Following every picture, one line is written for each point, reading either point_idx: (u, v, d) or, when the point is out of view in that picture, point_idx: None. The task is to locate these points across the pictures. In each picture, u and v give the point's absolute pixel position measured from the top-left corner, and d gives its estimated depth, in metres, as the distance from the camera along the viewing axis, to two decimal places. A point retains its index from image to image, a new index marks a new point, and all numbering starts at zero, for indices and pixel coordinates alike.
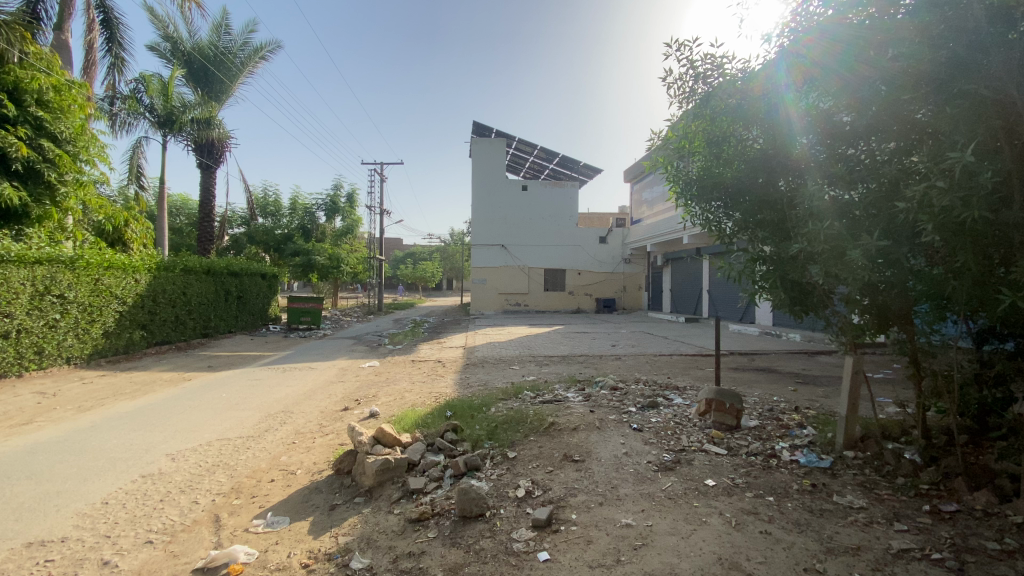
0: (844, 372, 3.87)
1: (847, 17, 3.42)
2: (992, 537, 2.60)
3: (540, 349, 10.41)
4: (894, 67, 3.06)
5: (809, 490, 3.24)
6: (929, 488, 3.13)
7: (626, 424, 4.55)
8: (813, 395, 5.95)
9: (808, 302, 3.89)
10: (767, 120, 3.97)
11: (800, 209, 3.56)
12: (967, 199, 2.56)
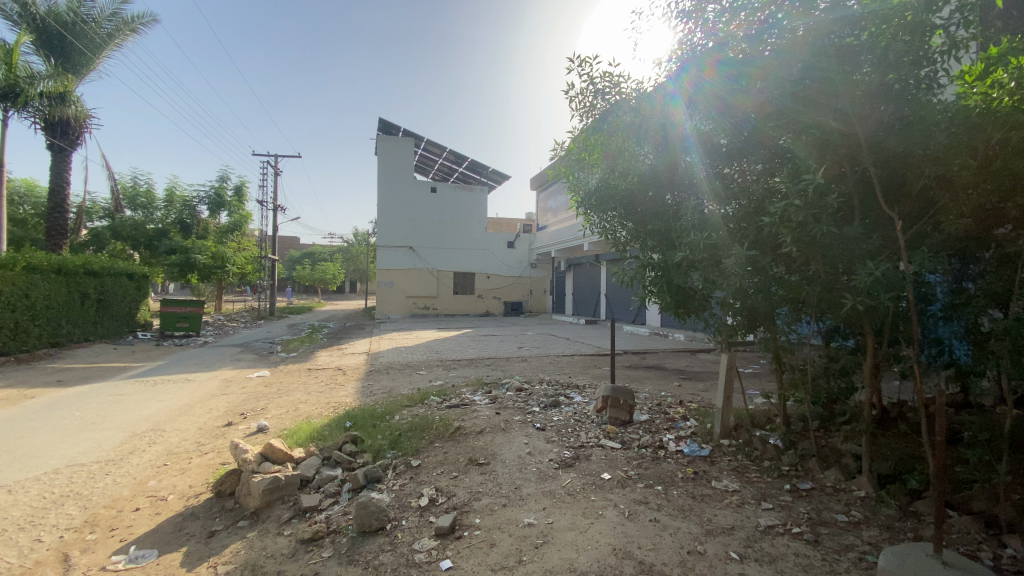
0: (721, 368, 4.28)
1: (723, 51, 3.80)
2: (841, 510, 2.97)
3: (446, 353, 10.31)
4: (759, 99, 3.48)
5: (692, 477, 3.54)
6: (789, 469, 3.55)
7: (530, 424, 4.65)
8: (696, 389, 6.53)
9: (690, 304, 4.19)
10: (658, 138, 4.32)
11: (686, 219, 3.91)
12: (817, 216, 2.95)
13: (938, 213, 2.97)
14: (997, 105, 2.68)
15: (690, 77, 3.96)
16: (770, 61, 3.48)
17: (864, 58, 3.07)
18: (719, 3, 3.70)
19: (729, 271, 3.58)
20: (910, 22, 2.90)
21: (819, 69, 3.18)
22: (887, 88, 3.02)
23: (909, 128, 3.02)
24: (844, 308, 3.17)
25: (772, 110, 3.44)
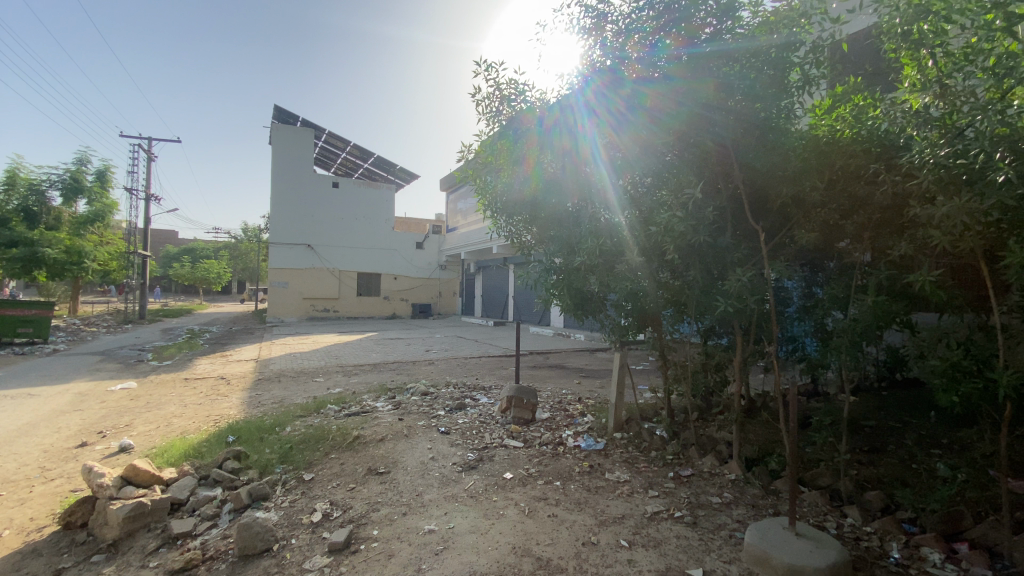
0: (615, 365, 4.57)
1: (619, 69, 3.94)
2: (715, 492, 3.29)
3: (348, 358, 9.85)
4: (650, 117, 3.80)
5: (588, 471, 3.72)
6: (673, 458, 3.87)
7: (433, 429, 4.60)
8: (595, 387, 6.88)
9: (587, 307, 4.47)
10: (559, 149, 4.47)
11: (584, 225, 4.20)
12: (695, 226, 3.30)
13: (793, 227, 3.40)
14: (838, 135, 3.21)
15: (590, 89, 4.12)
16: (662, 83, 3.73)
17: (736, 86, 3.45)
18: (618, 23, 3.89)
19: (622, 275, 3.92)
20: (771, 59, 3.43)
21: (700, 93, 3.54)
22: (754, 115, 3.44)
23: (773, 152, 3.39)
24: (718, 310, 3.52)
25: (661, 128, 3.72)
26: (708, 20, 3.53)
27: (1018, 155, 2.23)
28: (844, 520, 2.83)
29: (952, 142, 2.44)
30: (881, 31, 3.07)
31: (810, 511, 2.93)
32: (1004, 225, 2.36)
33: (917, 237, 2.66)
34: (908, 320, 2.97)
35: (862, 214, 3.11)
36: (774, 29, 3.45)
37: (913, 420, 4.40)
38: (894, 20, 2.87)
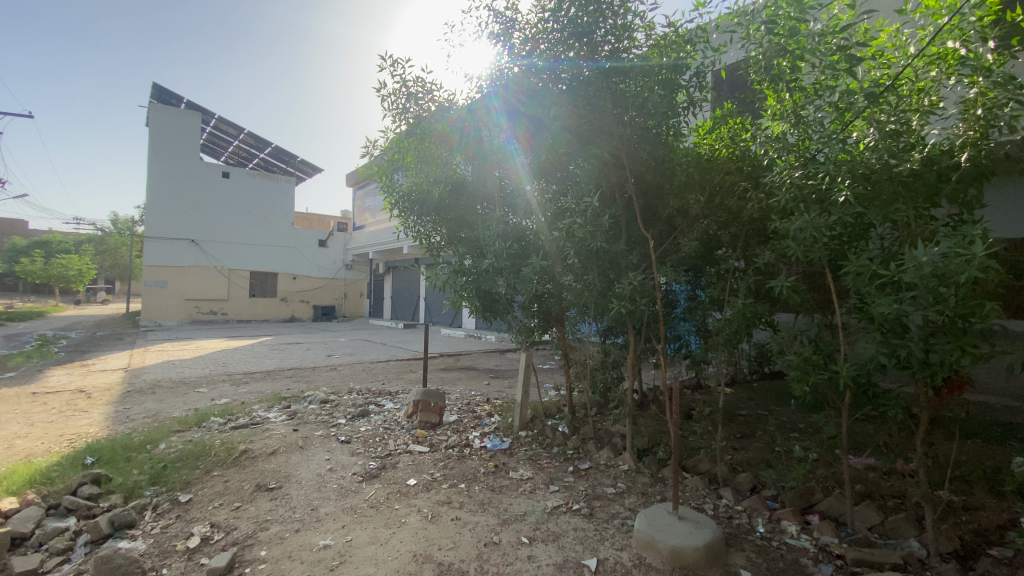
0: (521, 366, 4.66)
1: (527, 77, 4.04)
2: (610, 483, 3.48)
3: (239, 365, 9.06)
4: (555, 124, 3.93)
5: (493, 471, 3.76)
6: (573, 453, 4.04)
7: (332, 438, 4.38)
8: (502, 387, 6.99)
9: (496, 309, 4.53)
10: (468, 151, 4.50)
11: (490, 228, 4.24)
12: (594, 233, 3.51)
13: (678, 235, 3.73)
14: (716, 154, 3.58)
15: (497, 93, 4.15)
16: (563, 92, 3.92)
17: (630, 102, 3.69)
18: (523, 32, 4.02)
19: (526, 277, 4.08)
20: (661, 80, 3.71)
21: (599, 107, 3.76)
22: (643, 130, 3.75)
23: (663, 167, 3.71)
24: (613, 312, 3.75)
25: (566, 138, 3.92)
26: (607, 38, 3.76)
27: (855, 181, 2.61)
28: (720, 501, 3.13)
29: (805, 167, 2.80)
30: (750, 63, 3.42)
31: (691, 495, 3.21)
32: (844, 238, 2.73)
33: (778, 247, 3.01)
34: (771, 320, 3.37)
35: (736, 226, 3.46)
36: (664, 53, 3.76)
37: (777, 408, 5.00)
38: (759, 55, 3.18)
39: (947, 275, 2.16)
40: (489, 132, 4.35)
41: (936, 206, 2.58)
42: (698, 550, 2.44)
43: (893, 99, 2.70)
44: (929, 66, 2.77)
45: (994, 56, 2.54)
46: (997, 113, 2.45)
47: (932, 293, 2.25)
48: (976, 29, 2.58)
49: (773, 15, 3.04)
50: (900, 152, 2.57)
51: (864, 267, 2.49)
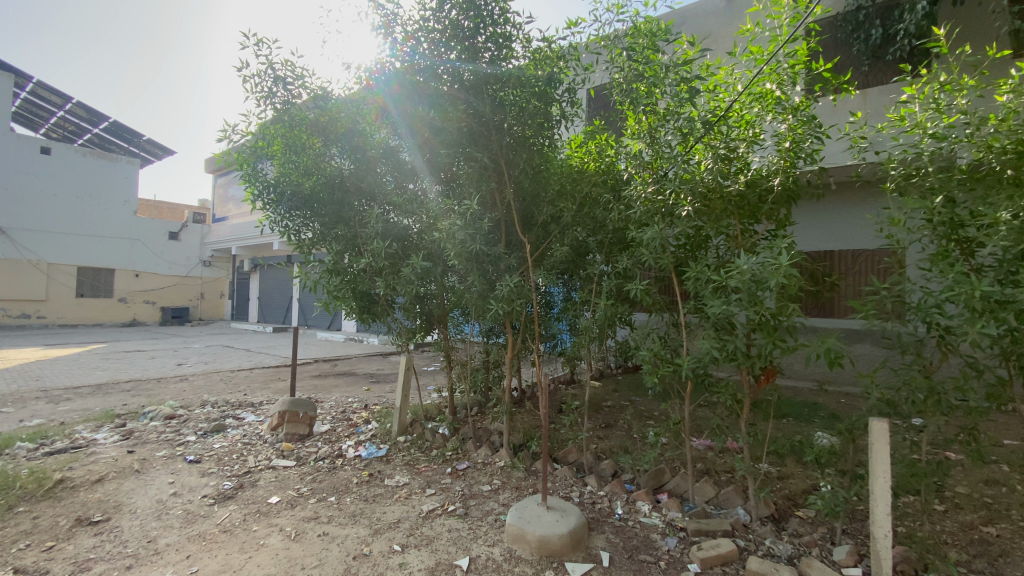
0: (400, 369, 4.54)
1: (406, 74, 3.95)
2: (486, 481, 3.55)
3: (57, 379, 7.59)
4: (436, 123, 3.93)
5: (367, 480, 3.63)
6: (451, 454, 4.05)
7: (179, 459, 3.88)
8: (382, 392, 6.77)
9: (374, 310, 4.42)
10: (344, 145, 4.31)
11: (370, 227, 4.06)
12: (473, 235, 3.55)
13: (552, 241, 3.92)
14: (585, 167, 3.93)
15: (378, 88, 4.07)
16: (443, 94, 3.87)
17: (509, 111, 3.79)
18: (404, 26, 3.91)
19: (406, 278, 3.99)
20: (536, 92, 3.80)
21: (476, 111, 3.79)
22: (520, 138, 3.88)
23: (539, 175, 3.96)
24: (491, 314, 3.81)
25: (446, 140, 3.89)
26: (488, 45, 3.86)
27: (697, 198, 2.99)
28: (585, 488, 3.36)
29: (658, 182, 3.14)
30: (613, 86, 3.69)
31: (561, 485, 3.41)
32: (687, 246, 3.13)
33: (635, 253, 3.38)
34: (630, 319, 3.73)
35: (602, 234, 3.78)
36: (540, 65, 3.88)
37: (637, 398, 5.52)
38: (621, 78, 3.53)
39: (762, 281, 2.56)
40: (371, 129, 4.30)
41: (757, 222, 3.05)
42: (564, 537, 2.59)
43: (726, 128, 3.10)
44: (753, 103, 3.10)
45: (803, 100, 2.95)
46: (801, 147, 2.93)
47: (751, 296, 2.65)
48: (788, 75, 3.01)
49: (631, 46, 3.47)
50: (729, 175, 2.99)
51: (702, 271, 2.88)
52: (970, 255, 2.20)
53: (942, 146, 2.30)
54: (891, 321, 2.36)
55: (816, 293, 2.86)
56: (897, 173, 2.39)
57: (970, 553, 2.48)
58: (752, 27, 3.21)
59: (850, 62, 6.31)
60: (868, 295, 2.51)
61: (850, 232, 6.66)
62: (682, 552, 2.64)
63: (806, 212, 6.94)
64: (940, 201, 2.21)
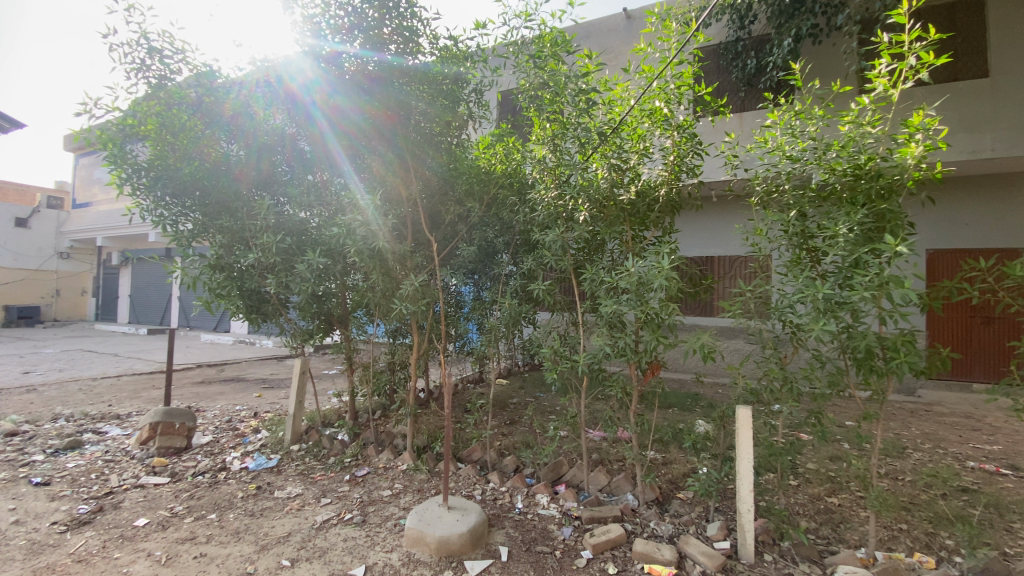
0: (294, 373, 4.30)
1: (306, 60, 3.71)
2: (386, 486, 3.46)
3: None
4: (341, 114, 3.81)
5: (254, 493, 3.38)
6: (349, 461, 3.90)
7: (19, 483, 3.33)
8: (276, 398, 6.32)
9: (264, 310, 4.17)
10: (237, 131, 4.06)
11: (258, 220, 3.86)
12: (374, 232, 3.48)
13: (459, 241, 3.94)
14: (492, 168, 3.94)
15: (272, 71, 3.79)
16: (349, 84, 3.77)
17: (415, 106, 3.70)
18: (303, 9, 3.63)
19: (301, 276, 3.79)
20: (443, 89, 3.78)
21: (384, 105, 3.72)
22: (427, 133, 3.83)
23: (447, 173, 3.86)
24: (393, 313, 3.71)
25: (356, 136, 3.84)
26: (394, 38, 3.70)
27: (593, 204, 3.18)
28: (488, 486, 3.40)
29: (559, 187, 3.29)
30: (519, 90, 3.78)
31: (463, 485, 3.42)
32: (585, 250, 3.30)
33: (539, 254, 3.50)
34: (534, 317, 3.83)
35: (509, 236, 3.89)
36: (448, 63, 3.79)
37: (541, 395, 5.70)
38: (527, 84, 3.61)
39: (648, 282, 2.80)
40: (266, 115, 4.06)
41: (646, 228, 3.26)
42: (463, 536, 2.60)
43: (620, 141, 3.30)
44: (643, 117, 3.33)
45: (686, 119, 3.19)
46: (683, 162, 3.19)
47: (638, 296, 2.87)
48: (674, 95, 3.20)
49: (538, 53, 3.50)
50: (621, 183, 3.19)
51: (597, 274, 3.09)
52: (815, 262, 2.49)
53: (797, 166, 2.59)
54: (753, 319, 2.67)
55: (694, 293, 3.15)
56: (761, 189, 2.69)
57: (818, 520, 2.88)
58: (645, 47, 3.42)
59: (728, 87, 7.03)
60: (737, 296, 2.81)
61: (721, 237, 7.50)
62: (576, 540, 2.76)
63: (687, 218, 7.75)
64: (794, 214, 2.51)
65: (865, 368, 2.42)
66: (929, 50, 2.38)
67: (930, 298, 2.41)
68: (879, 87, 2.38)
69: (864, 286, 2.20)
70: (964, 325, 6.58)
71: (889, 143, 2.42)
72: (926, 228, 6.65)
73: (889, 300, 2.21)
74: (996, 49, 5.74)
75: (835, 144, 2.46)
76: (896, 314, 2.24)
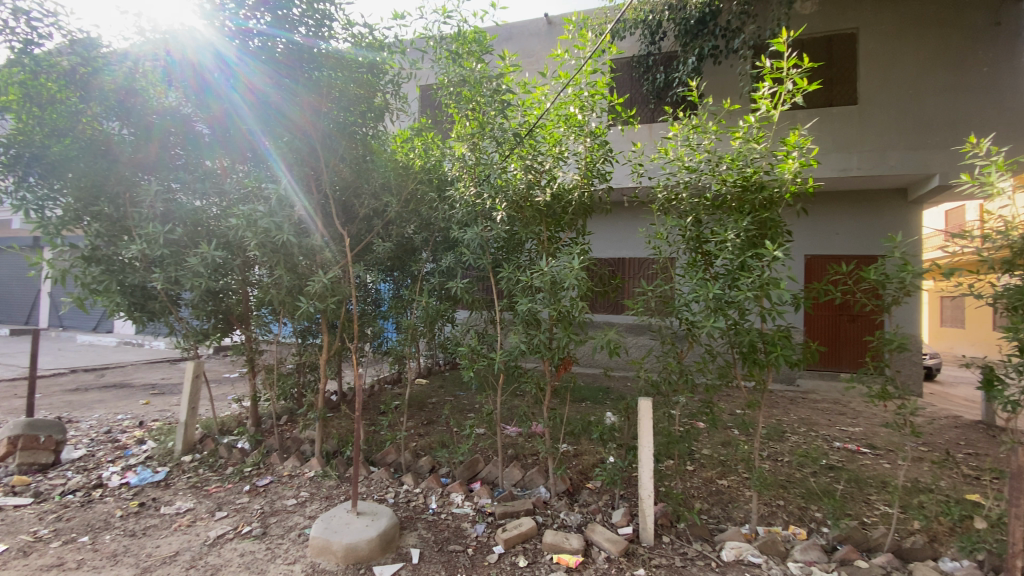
0: (186, 377, 3.95)
1: (205, 37, 3.36)
2: (291, 494, 3.27)
3: None
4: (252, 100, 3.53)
5: (136, 512, 3.05)
6: (250, 470, 3.65)
7: None
8: (167, 405, 5.75)
9: (150, 308, 3.85)
10: (123, 110, 3.65)
11: (142, 208, 3.60)
12: (279, 224, 3.27)
13: (375, 236, 3.80)
14: (410, 163, 3.85)
15: (163, 45, 3.44)
16: (253, 65, 3.47)
17: (324, 95, 3.53)
18: None
19: (193, 269, 3.54)
20: (356, 78, 3.57)
21: (296, 91, 3.49)
22: (339, 123, 3.63)
23: (361, 166, 3.73)
24: (300, 312, 3.49)
25: (259, 120, 3.57)
26: (303, 21, 3.44)
27: (510, 205, 3.21)
28: (401, 488, 3.33)
29: (478, 185, 3.35)
30: (438, 86, 3.72)
31: (375, 488, 3.32)
32: (504, 249, 3.35)
33: (457, 252, 3.50)
34: (452, 315, 3.80)
35: (427, 232, 3.83)
36: (364, 54, 3.57)
37: (459, 393, 5.69)
38: (447, 81, 3.55)
39: (560, 282, 2.88)
40: (154, 92, 3.67)
41: (561, 230, 3.35)
42: (372, 541, 2.52)
43: (537, 144, 3.33)
44: (559, 122, 3.35)
45: (599, 127, 3.28)
46: (596, 167, 3.26)
47: (552, 294, 2.95)
48: (589, 103, 3.27)
49: (456, 51, 3.50)
50: (537, 186, 3.23)
51: (514, 273, 3.13)
52: (708, 265, 2.71)
53: (694, 176, 2.80)
54: (654, 317, 2.86)
55: (603, 292, 3.30)
56: (662, 197, 2.89)
57: (710, 501, 3.13)
58: (562, 53, 3.51)
59: (637, 100, 7.41)
60: (640, 295, 2.99)
61: (629, 240, 7.98)
62: (489, 536, 2.79)
63: (599, 222, 8.13)
64: (690, 221, 2.73)
65: (749, 360, 2.66)
66: (804, 77, 2.67)
67: (806, 296, 2.69)
68: (762, 107, 2.64)
69: (747, 287, 2.43)
70: (834, 323, 7.47)
71: (771, 158, 2.67)
72: (804, 235, 7.46)
73: (769, 300, 2.44)
74: (863, 79, 6.52)
75: (727, 158, 2.68)
76: (775, 312, 2.49)
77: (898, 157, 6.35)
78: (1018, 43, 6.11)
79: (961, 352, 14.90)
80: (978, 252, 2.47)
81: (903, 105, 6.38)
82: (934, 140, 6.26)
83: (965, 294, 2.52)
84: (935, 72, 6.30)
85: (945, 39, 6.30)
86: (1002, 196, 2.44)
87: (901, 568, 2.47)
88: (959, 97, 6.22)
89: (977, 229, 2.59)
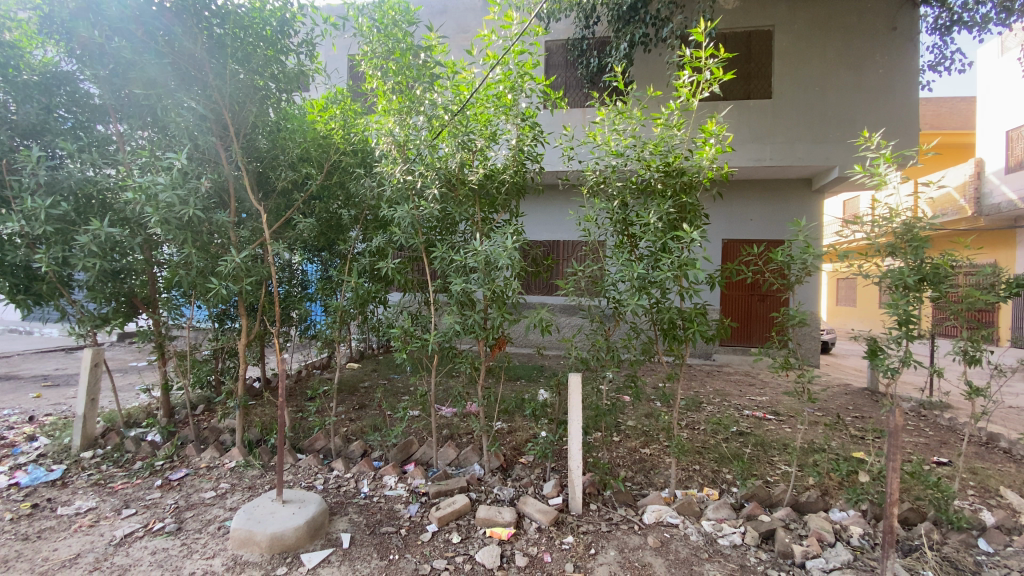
0: (83, 366, 3.58)
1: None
2: (210, 486, 3.09)
3: None
4: (159, 73, 3.10)
5: (26, 515, 2.77)
6: (162, 464, 3.41)
7: None
8: (61, 398, 5.20)
9: (35, 289, 3.46)
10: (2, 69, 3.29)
11: (21, 177, 3.22)
12: (185, 198, 3.01)
13: (296, 211, 3.65)
14: (332, 135, 3.68)
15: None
16: (160, 27, 3.03)
17: (237, 61, 3.16)
18: None
19: (84, 248, 3.19)
20: (263, 37, 3.25)
21: (201, 56, 3.08)
22: (256, 93, 3.33)
23: (278, 135, 3.54)
24: (214, 294, 3.24)
25: (168, 87, 3.14)
26: None
27: (442, 183, 3.16)
28: (331, 474, 3.26)
29: (406, 162, 3.23)
30: (360, 56, 3.43)
31: (303, 475, 3.23)
32: (438, 228, 3.30)
33: (387, 232, 3.33)
34: (384, 297, 3.70)
35: (356, 209, 3.65)
36: (267, 5, 3.25)
37: (393, 376, 5.63)
38: (369, 49, 3.29)
39: (492, 262, 2.89)
40: (30, 46, 3.36)
41: (494, 211, 3.37)
42: (299, 529, 2.44)
43: (469, 123, 3.25)
44: (489, 101, 3.27)
45: (528, 109, 3.22)
46: (527, 150, 3.26)
47: (486, 275, 2.96)
48: (518, 84, 3.21)
49: (380, 17, 3.22)
50: (467, 166, 3.21)
51: (448, 252, 3.08)
52: (633, 247, 2.84)
53: (620, 161, 2.90)
54: (584, 297, 2.94)
55: (535, 273, 3.29)
56: (590, 180, 2.94)
57: (634, 469, 3.33)
58: (489, 32, 3.29)
59: (568, 82, 7.54)
60: (570, 275, 3.04)
61: (562, 223, 8.22)
62: (422, 516, 2.79)
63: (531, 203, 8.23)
64: (616, 204, 2.84)
65: (669, 337, 2.84)
66: (720, 66, 2.75)
67: (720, 275, 2.84)
68: (683, 96, 2.74)
69: (667, 267, 2.54)
70: (746, 303, 8.10)
71: (690, 144, 2.79)
72: (721, 220, 7.98)
73: (686, 279, 2.56)
74: (777, 75, 6.99)
75: (650, 144, 2.76)
76: (691, 290, 2.64)
77: (804, 149, 6.91)
78: (907, 49, 6.76)
79: (851, 327, 16.88)
80: (867, 236, 2.75)
81: (811, 102, 6.90)
82: (833, 135, 6.86)
83: (857, 275, 2.78)
84: (840, 71, 6.86)
85: (849, 41, 6.86)
86: (889, 185, 2.70)
87: (797, 519, 2.75)
88: (857, 96, 6.82)
89: (868, 216, 2.86)
